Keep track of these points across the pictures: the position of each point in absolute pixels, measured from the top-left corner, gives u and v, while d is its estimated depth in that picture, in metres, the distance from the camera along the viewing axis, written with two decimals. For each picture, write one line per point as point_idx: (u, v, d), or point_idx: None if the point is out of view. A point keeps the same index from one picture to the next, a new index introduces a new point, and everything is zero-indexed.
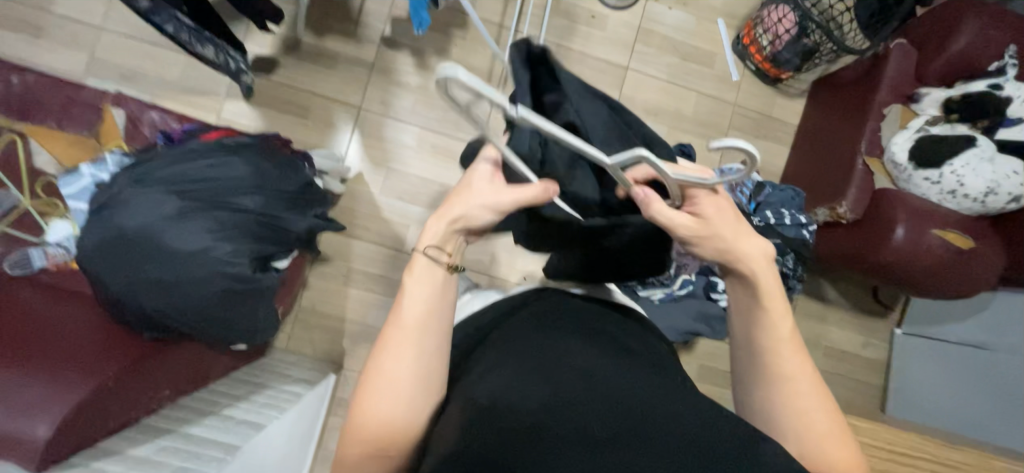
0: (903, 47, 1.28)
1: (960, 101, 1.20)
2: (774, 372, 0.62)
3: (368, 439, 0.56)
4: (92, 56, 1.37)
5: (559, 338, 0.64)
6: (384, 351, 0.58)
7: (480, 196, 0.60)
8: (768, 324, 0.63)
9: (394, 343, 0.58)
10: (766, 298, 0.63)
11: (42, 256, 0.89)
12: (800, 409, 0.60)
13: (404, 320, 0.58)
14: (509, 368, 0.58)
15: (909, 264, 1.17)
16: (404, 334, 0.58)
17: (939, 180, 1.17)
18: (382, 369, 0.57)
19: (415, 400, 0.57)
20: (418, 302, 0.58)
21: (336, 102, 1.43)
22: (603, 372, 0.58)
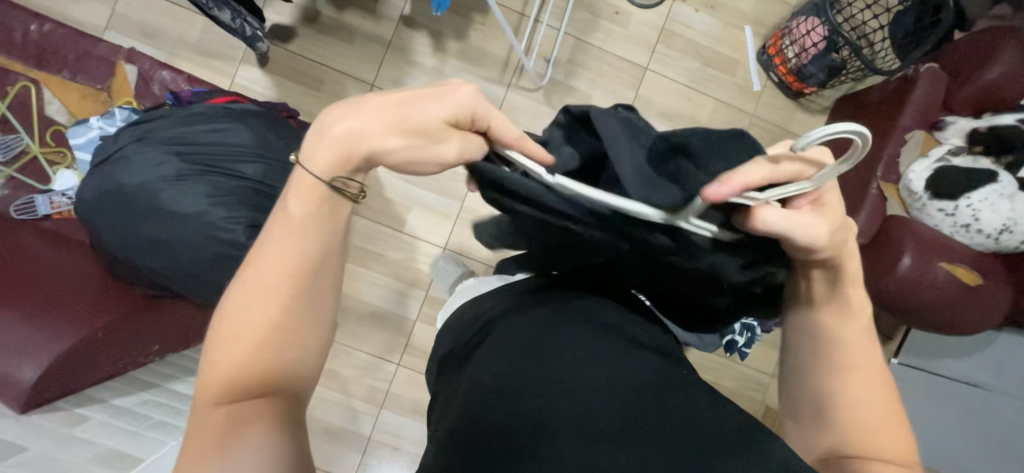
0: (932, 72, 1.24)
1: (987, 132, 1.16)
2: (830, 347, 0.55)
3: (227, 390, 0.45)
4: (114, 10, 1.38)
5: (564, 326, 0.60)
6: (246, 288, 0.45)
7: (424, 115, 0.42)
8: (838, 317, 0.54)
9: (254, 280, 0.45)
10: (847, 282, 0.53)
11: (47, 203, 0.91)
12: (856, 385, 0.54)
13: (272, 263, 0.45)
14: (505, 356, 0.57)
15: (916, 296, 1.14)
16: (272, 276, 0.45)
17: (954, 212, 1.13)
18: (238, 313, 0.45)
19: (283, 349, 0.46)
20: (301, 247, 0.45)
21: (350, 77, 1.43)
22: (602, 368, 0.55)
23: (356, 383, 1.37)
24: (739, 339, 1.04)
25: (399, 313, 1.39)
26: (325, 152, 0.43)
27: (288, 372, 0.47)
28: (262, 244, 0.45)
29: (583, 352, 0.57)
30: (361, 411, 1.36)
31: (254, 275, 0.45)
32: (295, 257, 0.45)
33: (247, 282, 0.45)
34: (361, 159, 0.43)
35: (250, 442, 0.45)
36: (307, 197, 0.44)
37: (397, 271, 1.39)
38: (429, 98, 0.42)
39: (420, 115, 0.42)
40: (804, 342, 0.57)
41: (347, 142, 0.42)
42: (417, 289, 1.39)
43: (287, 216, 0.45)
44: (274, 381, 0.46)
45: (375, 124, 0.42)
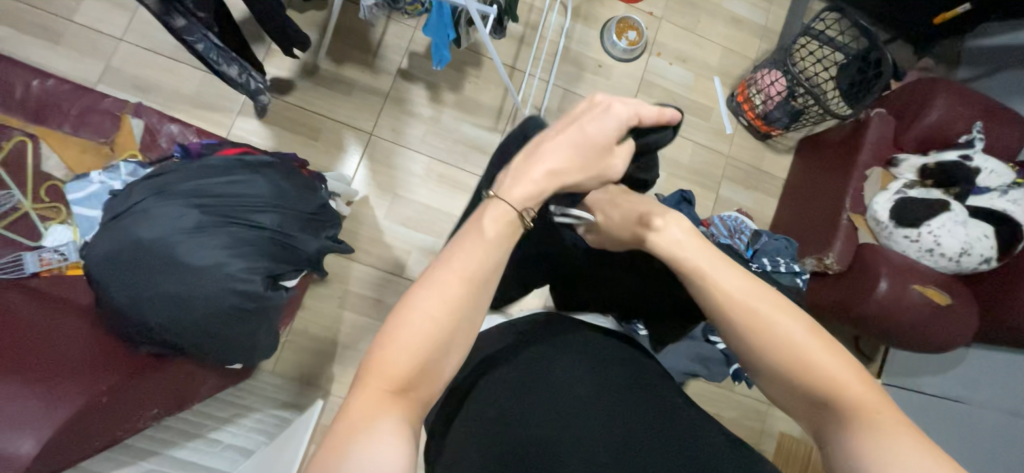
0: (881, 116, 1.39)
1: (936, 167, 1.29)
2: (741, 309, 0.59)
3: (391, 377, 0.48)
4: (108, 64, 1.38)
5: (575, 368, 0.64)
6: (425, 287, 0.52)
7: (595, 126, 0.65)
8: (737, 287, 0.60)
9: (437, 279, 0.52)
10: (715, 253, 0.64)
11: (37, 261, 0.88)
12: (787, 348, 0.56)
13: (456, 258, 0.53)
14: (502, 393, 0.60)
15: (894, 318, 1.23)
16: (452, 276, 0.52)
17: (918, 238, 1.25)
18: (416, 301, 0.51)
19: (439, 350, 0.50)
20: (472, 255, 0.54)
21: (348, 127, 1.46)
22: (622, 406, 0.59)
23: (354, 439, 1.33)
24: (746, 367, 1.07)
25: None
26: (523, 185, 0.61)
27: (429, 375, 0.50)
28: (455, 245, 0.55)
29: (598, 393, 0.60)
30: None
31: (438, 270, 0.53)
32: (472, 263, 0.53)
33: (432, 274, 0.52)
34: (532, 185, 0.61)
35: (389, 433, 0.45)
36: (499, 217, 0.57)
37: None
38: (569, 127, 0.65)
39: (587, 127, 0.65)
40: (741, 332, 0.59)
41: (541, 177, 0.62)
42: None
43: (483, 232, 0.56)
44: (421, 379, 0.50)
45: (543, 158, 0.63)
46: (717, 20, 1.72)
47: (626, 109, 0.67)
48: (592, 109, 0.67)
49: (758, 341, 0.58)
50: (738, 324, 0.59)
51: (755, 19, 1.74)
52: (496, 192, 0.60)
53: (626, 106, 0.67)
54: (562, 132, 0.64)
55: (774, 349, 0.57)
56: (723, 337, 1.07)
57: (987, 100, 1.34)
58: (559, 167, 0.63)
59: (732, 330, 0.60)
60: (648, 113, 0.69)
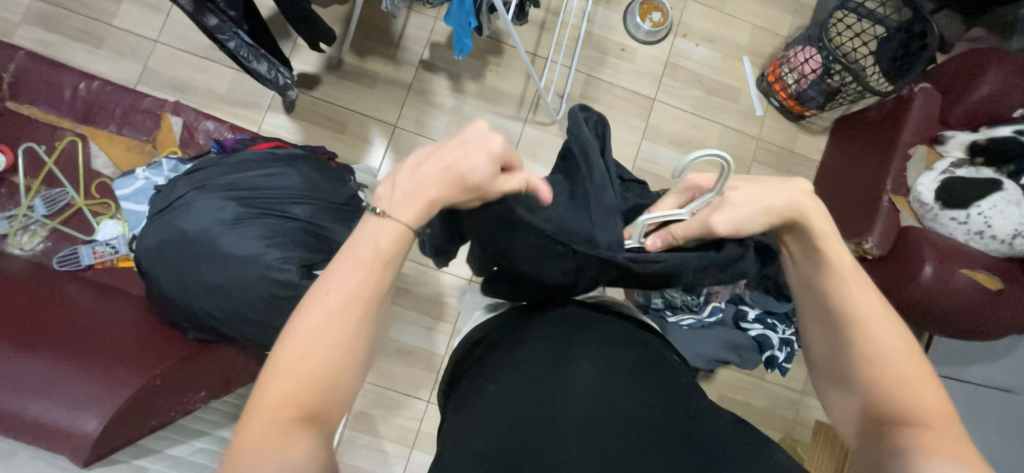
0: (925, 92, 1.32)
1: (987, 143, 1.22)
2: (850, 314, 0.53)
3: (291, 399, 0.46)
4: (146, 66, 1.44)
5: (555, 356, 0.60)
6: (317, 307, 0.49)
7: (471, 162, 0.51)
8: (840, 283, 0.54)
9: (328, 299, 0.49)
10: (818, 235, 0.55)
11: (91, 253, 0.96)
12: (876, 368, 0.52)
13: (351, 275, 0.50)
14: (516, 373, 0.59)
15: (939, 304, 1.17)
16: (353, 294, 0.49)
17: (967, 220, 1.18)
18: (307, 322, 0.48)
19: (343, 371, 0.49)
20: (371, 265, 0.50)
21: (372, 119, 1.48)
22: (609, 395, 0.55)
23: (387, 423, 1.39)
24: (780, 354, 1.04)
25: (428, 349, 1.43)
26: (410, 210, 0.51)
27: (337, 397, 0.49)
28: (345, 259, 0.50)
29: (591, 382, 0.57)
30: (391, 452, 1.37)
31: (335, 288, 0.49)
32: (371, 284, 0.50)
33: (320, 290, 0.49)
34: (423, 210, 0.51)
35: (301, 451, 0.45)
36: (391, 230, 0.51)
37: (422, 305, 1.44)
38: (445, 156, 0.52)
39: (463, 166, 0.51)
40: (816, 319, 0.57)
41: (428, 203, 0.51)
42: (443, 323, 1.44)
43: (379, 249, 0.50)
44: (322, 402, 0.48)
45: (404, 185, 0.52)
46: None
47: (509, 153, 0.53)
48: (483, 139, 0.52)
49: (844, 348, 0.54)
50: (832, 308, 0.55)
51: None
52: (387, 211, 0.51)
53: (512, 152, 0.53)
54: (437, 164, 0.52)
55: (858, 361, 0.53)
56: (756, 323, 1.04)
57: None
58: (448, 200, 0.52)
59: (814, 321, 0.57)
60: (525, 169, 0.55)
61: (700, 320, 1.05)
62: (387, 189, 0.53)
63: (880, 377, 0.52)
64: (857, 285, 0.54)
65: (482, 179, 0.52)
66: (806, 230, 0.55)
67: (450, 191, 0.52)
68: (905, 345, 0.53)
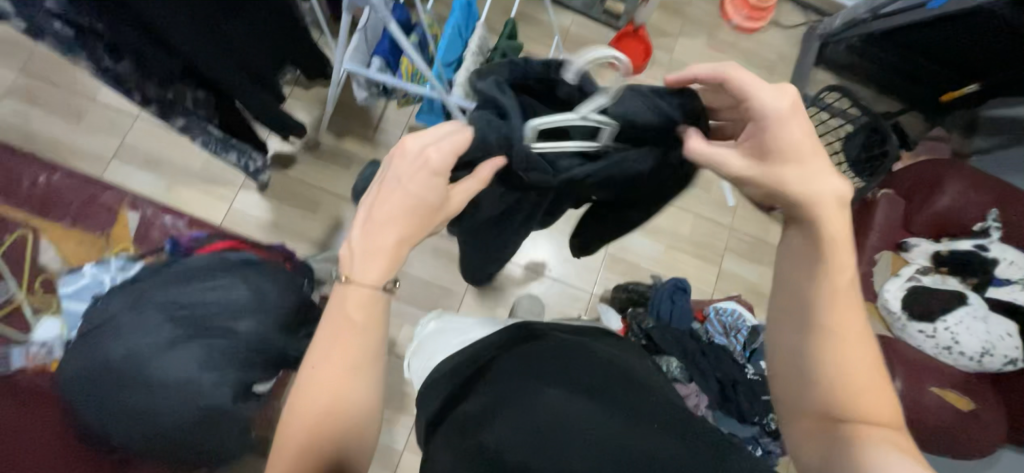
0: (889, 197, 1.33)
1: (949, 255, 1.23)
2: (823, 321, 0.57)
3: (313, 428, 0.55)
4: (123, 141, 1.46)
5: (548, 382, 0.67)
6: (322, 346, 0.58)
7: (412, 181, 0.58)
8: (826, 278, 0.57)
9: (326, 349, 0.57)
10: (829, 238, 0.57)
11: (24, 354, 0.91)
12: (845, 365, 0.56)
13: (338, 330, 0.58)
14: (507, 411, 0.64)
15: (912, 421, 1.14)
16: (338, 339, 0.58)
17: (934, 334, 1.17)
18: (313, 372, 0.57)
19: (348, 406, 0.57)
20: (355, 315, 0.58)
21: (346, 200, 1.49)
22: (575, 423, 0.61)
23: None
24: None
25: (385, 443, 1.36)
26: (372, 269, 0.58)
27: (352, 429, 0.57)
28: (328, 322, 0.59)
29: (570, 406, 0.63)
30: None
31: (329, 341, 0.58)
32: (354, 332, 0.58)
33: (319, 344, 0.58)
34: (392, 252, 0.59)
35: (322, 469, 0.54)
36: (360, 292, 0.58)
37: (385, 394, 1.39)
38: (396, 191, 0.59)
39: (407, 187, 0.59)
40: (795, 323, 0.59)
41: (390, 251, 0.59)
42: (404, 415, 1.38)
43: (349, 317, 0.58)
44: (341, 432, 0.56)
45: (386, 237, 0.59)
46: None
47: (451, 145, 0.58)
48: (418, 157, 0.58)
49: (811, 345, 0.57)
50: (818, 314, 0.57)
51: None
52: (352, 275, 0.59)
53: (452, 141, 0.58)
54: (388, 202, 0.59)
55: (836, 362, 0.56)
56: None
57: (1006, 185, 1.26)
58: (411, 233, 0.60)
59: (794, 330, 0.60)
60: (458, 142, 0.58)
61: None
62: (352, 247, 0.60)
63: (853, 369, 0.56)
64: (847, 291, 0.57)
65: (424, 192, 0.59)
66: (817, 231, 0.57)
67: (412, 221, 0.60)
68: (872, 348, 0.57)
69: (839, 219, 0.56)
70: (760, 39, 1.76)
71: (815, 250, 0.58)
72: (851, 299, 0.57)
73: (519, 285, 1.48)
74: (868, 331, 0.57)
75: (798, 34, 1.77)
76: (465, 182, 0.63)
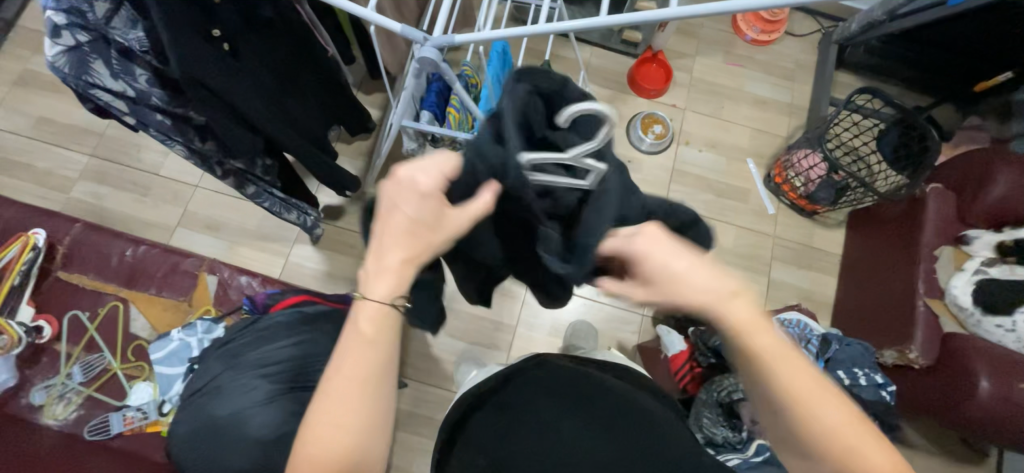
0: (937, 191, 1.32)
1: (1014, 245, 1.20)
2: (789, 400, 0.55)
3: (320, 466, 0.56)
4: (185, 210, 1.55)
5: (547, 413, 0.75)
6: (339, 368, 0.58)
7: (411, 207, 0.56)
8: (770, 364, 0.55)
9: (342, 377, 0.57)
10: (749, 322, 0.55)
11: (120, 419, 0.99)
12: (831, 438, 0.54)
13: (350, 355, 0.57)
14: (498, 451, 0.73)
15: (1009, 423, 1.07)
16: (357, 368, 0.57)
17: (1013, 327, 1.13)
18: (327, 397, 0.57)
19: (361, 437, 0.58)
20: (370, 342, 0.58)
21: None
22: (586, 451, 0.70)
23: None
24: None
25: None
26: (381, 287, 0.57)
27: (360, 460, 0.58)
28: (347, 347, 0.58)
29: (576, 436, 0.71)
30: None
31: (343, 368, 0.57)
32: (374, 354, 0.58)
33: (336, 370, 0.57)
34: (397, 276, 0.57)
35: None
36: (369, 311, 0.58)
37: None
38: (398, 216, 0.57)
39: (407, 211, 0.56)
40: (761, 400, 0.58)
41: (397, 269, 0.57)
42: None
43: (362, 332, 0.58)
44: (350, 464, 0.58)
45: (392, 258, 0.57)
46: (741, 103, 1.75)
47: (440, 167, 0.57)
48: (409, 181, 0.56)
49: (785, 423, 0.56)
50: (783, 397, 0.55)
51: (780, 98, 1.76)
52: (365, 294, 0.58)
53: (441, 163, 0.57)
54: (391, 227, 0.57)
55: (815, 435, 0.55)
56: None
57: None
58: (418, 255, 0.58)
59: (767, 406, 0.57)
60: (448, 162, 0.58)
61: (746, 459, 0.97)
62: (366, 271, 0.59)
63: (841, 441, 0.54)
64: (787, 367, 0.55)
65: (425, 213, 0.56)
66: (731, 323, 0.55)
67: (413, 246, 0.57)
68: (846, 406, 0.55)
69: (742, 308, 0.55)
70: (777, 50, 1.80)
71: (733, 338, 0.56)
72: (804, 372, 0.55)
73: (570, 313, 1.49)
74: (834, 395, 0.55)
75: (814, 41, 1.80)
76: (472, 204, 0.57)
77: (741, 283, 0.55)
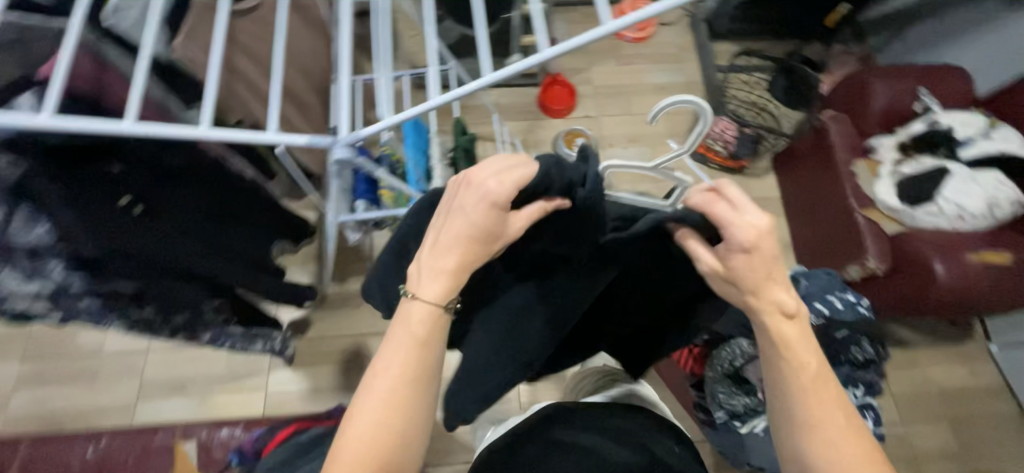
0: (833, 116, 1.45)
1: (911, 141, 1.33)
2: (808, 421, 0.63)
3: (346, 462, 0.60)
4: (143, 379, 1.44)
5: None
6: (384, 371, 0.62)
7: (472, 213, 0.58)
8: (797, 376, 0.63)
9: (388, 380, 0.61)
10: (789, 345, 0.62)
11: None
12: (834, 466, 0.62)
13: (398, 370, 0.62)
14: None
15: (970, 294, 1.18)
16: (399, 383, 0.62)
17: (941, 211, 1.24)
18: (373, 392, 0.61)
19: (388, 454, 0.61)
20: (403, 358, 0.62)
21: (374, 336, 1.52)
22: None
23: None
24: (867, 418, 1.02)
25: None
26: (431, 290, 0.61)
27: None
28: (393, 351, 0.63)
29: None
30: None
31: (389, 374, 0.62)
32: (414, 368, 0.62)
33: (379, 366, 0.62)
34: (438, 288, 0.61)
35: None
36: (417, 319, 0.62)
37: None
38: (455, 220, 0.60)
39: (463, 220, 0.59)
40: (784, 417, 0.65)
41: (444, 275, 0.61)
42: None
43: (414, 332, 0.62)
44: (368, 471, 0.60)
45: (430, 261, 0.61)
46: (644, 95, 1.88)
47: (515, 181, 0.56)
48: (481, 185, 0.58)
49: (801, 441, 0.64)
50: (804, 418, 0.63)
51: (676, 79, 1.91)
52: (413, 294, 0.62)
53: (517, 175, 0.56)
54: (453, 223, 0.60)
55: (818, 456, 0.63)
56: None
57: (919, 66, 1.40)
58: (467, 261, 0.61)
59: (783, 421, 0.66)
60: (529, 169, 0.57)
61: None
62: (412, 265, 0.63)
63: (844, 466, 0.62)
64: (816, 394, 0.63)
65: (483, 226, 0.58)
66: (775, 337, 0.62)
67: (461, 255, 0.60)
68: (857, 437, 0.63)
69: (792, 326, 0.62)
70: (657, 40, 1.97)
71: (783, 349, 0.62)
72: (833, 397, 0.64)
73: None
74: (850, 432, 0.63)
75: (685, 24, 1.99)
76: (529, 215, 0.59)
77: (763, 301, 0.60)
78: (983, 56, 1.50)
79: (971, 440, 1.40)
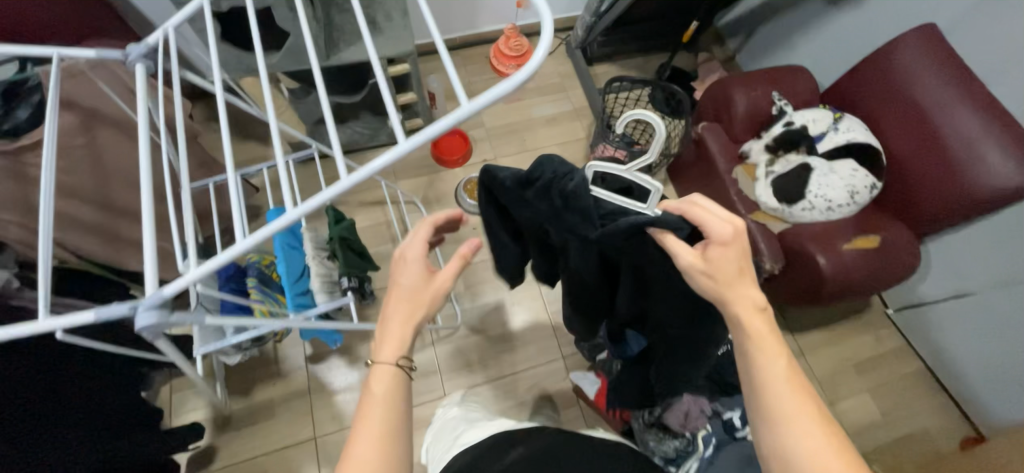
0: (707, 129, 1.53)
1: (775, 143, 1.41)
2: (781, 412, 0.60)
3: None
4: None
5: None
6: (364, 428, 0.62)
7: (408, 272, 0.70)
8: (764, 361, 0.62)
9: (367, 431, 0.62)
10: (752, 334, 0.62)
11: None
12: (813, 460, 0.57)
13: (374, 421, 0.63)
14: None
15: (854, 279, 1.24)
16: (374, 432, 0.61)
17: (813, 205, 1.31)
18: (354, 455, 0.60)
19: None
20: (380, 408, 0.64)
21: (291, 447, 1.38)
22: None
23: None
24: None
25: None
26: (392, 346, 0.67)
27: None
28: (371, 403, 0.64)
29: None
30: None
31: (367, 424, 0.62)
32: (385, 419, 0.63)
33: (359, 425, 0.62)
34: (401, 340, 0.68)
35: None
36: (382, 377, 0.65)
37: None
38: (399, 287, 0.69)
39: (404, 282, 0.69)
40: (761, 408, 0.62)
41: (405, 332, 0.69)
42: None
43: (375, 394, 0.64)
44: None
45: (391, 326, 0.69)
46: (536, 128, 1.89)
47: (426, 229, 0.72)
48: (405, 256, 0.71)
49: (778, 437, 0.60)
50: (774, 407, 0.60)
51: (564, 108, 1.94)
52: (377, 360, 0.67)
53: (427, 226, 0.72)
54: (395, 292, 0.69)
55: (798, 453, 0.58)
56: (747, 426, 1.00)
57: (766, 71, 1.51)
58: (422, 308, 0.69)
59: (759, 419, 0.62)
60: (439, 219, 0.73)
61: (705, 457, 0.99)
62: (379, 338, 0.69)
63: (829, 470, 0.56)
64: (787, 383, 0.61)
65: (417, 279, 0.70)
66: (742, 325, 0.63)
67: (412, 307, 0.69)
68: (836, 435, 0.59)
69: (757, 319, 0.63)
70: (540, 72, 1.99)
71: (746, 341, 0.63)
72: (805, 390, 0.61)
73: (495, 400, 1.44)
74: (829, 428, 0.59)
75: (563, 52, 2.04)
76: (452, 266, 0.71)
77: (733, 292, 0.63)
78: (818, 54, 1.64)
79: (886, 406, 1.49)
